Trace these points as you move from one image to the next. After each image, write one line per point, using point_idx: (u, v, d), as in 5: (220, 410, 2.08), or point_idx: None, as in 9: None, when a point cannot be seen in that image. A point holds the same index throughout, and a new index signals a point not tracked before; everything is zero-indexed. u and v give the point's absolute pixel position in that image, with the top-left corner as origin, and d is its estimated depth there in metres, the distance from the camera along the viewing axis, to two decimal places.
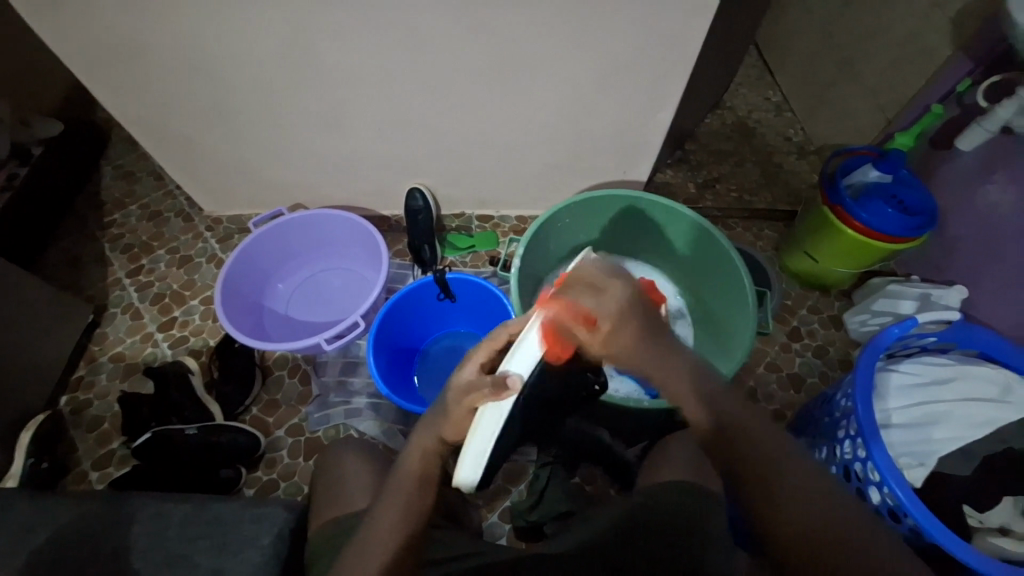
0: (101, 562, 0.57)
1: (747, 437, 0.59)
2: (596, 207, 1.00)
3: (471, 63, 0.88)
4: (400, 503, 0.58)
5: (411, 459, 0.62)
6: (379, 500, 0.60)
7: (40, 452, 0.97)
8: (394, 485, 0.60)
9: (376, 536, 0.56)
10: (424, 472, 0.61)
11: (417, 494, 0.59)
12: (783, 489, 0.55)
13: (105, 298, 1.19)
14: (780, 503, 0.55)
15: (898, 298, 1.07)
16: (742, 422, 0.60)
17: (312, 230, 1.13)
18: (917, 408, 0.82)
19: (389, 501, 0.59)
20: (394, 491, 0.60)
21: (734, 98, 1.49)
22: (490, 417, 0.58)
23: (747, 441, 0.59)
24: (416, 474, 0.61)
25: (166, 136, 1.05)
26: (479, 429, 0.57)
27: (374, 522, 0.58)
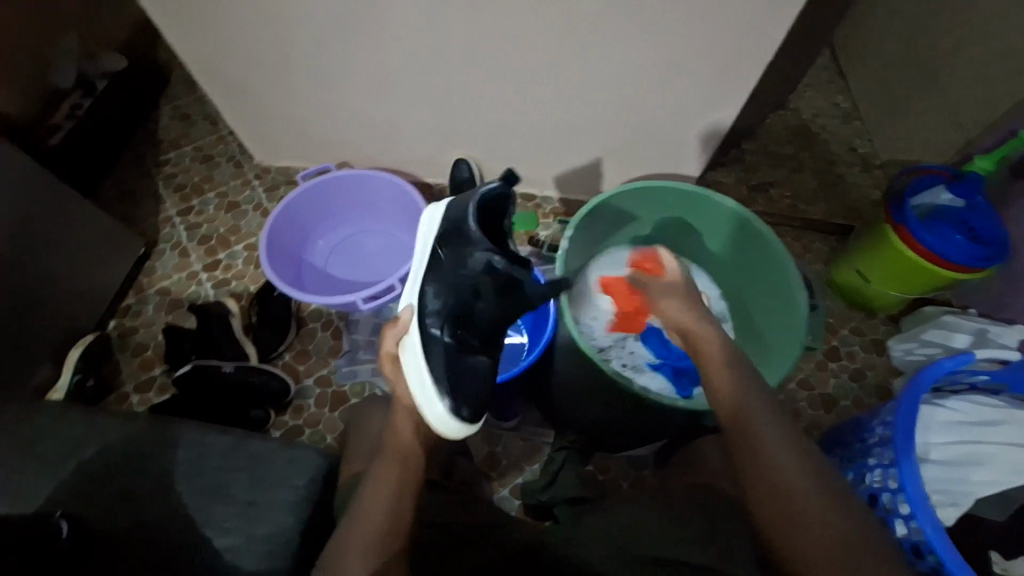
0: (142, 481, 0.60)
1: (767, 458, 0.58)
2: (651, 196, 0.97)
3: (536, 37, 0.85)
4: (393, 475, 0.61)
5: (398, 434, 0.66)
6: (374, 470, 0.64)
7: (87, 370, 1.03)
8: (386, 457, 0.63)
9: (374, 501, 0.59)
10: (411, 443, 0.65)
11: (407, 465, 0.63)
12: (799, 515, 0.55)
13: (155, 233, 1.24)
14: (792, 529, 0.55)
15: (952, 330, 1.02)
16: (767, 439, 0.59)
17: (357, 189, 1.14)
18: (959, 446, 0.79)
19: (383, 470, 0.62)
20: (388, 462, 0.63)
21: (799, 100, 1.41)
22: (410, 358, 0.68)
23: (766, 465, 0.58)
24: (406, 449, 0.65)
25: (225, 82, 1.06)
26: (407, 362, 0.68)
27: (371, 488, 0.60)
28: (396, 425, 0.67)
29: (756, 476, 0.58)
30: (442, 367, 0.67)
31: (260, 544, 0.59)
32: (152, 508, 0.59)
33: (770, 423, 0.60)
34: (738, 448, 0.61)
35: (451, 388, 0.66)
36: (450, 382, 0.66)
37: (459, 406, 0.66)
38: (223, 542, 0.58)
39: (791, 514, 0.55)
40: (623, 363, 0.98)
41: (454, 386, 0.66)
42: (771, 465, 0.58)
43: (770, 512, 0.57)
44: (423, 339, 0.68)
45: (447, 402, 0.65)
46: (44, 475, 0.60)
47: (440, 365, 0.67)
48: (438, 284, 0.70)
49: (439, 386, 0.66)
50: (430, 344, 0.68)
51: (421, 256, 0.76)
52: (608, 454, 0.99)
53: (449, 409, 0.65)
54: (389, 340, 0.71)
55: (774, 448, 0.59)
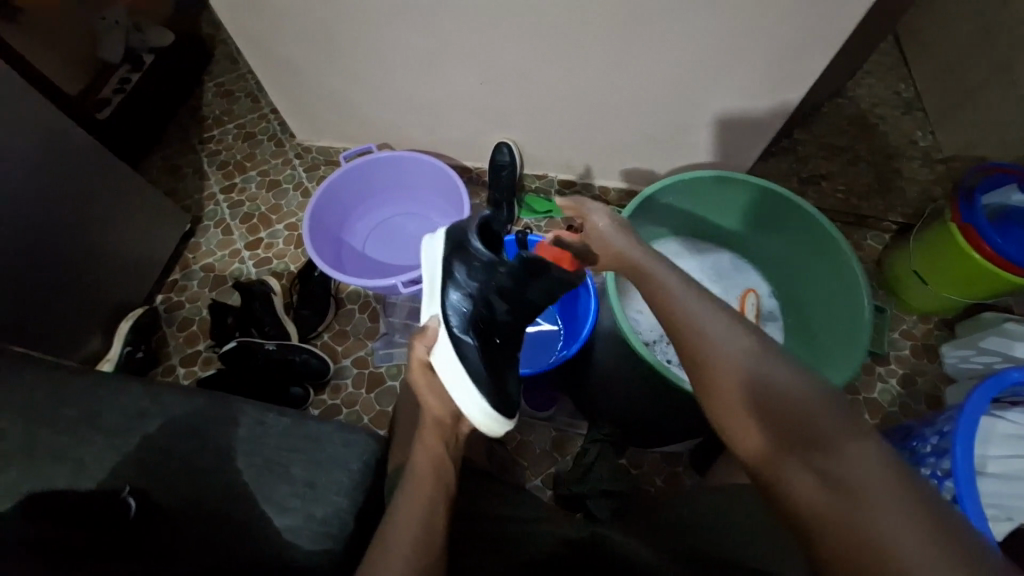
0: (202, 456, 0.62)
1: (797, 470, 0.49)
2: (705, 189, 0.94)
3: (590, 17, 0.82)
4: (427, 493, 0.58)
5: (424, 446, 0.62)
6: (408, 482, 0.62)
7: (137, 341, 1.07)
8: (414, 471, 0.60)
9: (407, 512, 0.56)
10: (442, 454, 0.61)
11: (439, 478, 0.59)
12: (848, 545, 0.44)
13: (200, 210, 1.26)
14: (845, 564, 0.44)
15: (1015, 338, 0.95)
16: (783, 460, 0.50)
17: (399, 171, 1.14)
18: (1020, 460, 0.75)
19: (412, 487, 0.58)
20: (415, 474, 0.59)
21: (858, 87, 1.33)
22: (443, 363, 0.65)
23: (794, 495, 0.49)
24: (431, 465, 0.60)
25: (273, 58, 1.06)
26: (442, 367, 0.65)
27: (399, 505, 0.57)
28: (423, 441, 0.63)
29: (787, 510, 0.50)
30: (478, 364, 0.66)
31: (314, 525, 0.60)
32: (212, 483, 0.61)
33: (781, 433, 0.51)
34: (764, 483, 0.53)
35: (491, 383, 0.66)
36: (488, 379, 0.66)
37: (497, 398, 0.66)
38: (280, 521, 0.60)
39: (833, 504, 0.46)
40: (668, 359, 0.97)
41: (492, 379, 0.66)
42: (796, 489, 0.49)
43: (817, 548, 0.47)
44: (454, 344, 0.67)
45: (488, 398, 0.64)
46: (109, 445, 0.63)
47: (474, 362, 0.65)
48: (460, 292, 0.70)
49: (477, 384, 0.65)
50: (461, 346, 0.67)
51: (430, 277, 0.75)
52: (642, 449, 0.98)
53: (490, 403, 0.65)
54: (419, 348, 0.68)
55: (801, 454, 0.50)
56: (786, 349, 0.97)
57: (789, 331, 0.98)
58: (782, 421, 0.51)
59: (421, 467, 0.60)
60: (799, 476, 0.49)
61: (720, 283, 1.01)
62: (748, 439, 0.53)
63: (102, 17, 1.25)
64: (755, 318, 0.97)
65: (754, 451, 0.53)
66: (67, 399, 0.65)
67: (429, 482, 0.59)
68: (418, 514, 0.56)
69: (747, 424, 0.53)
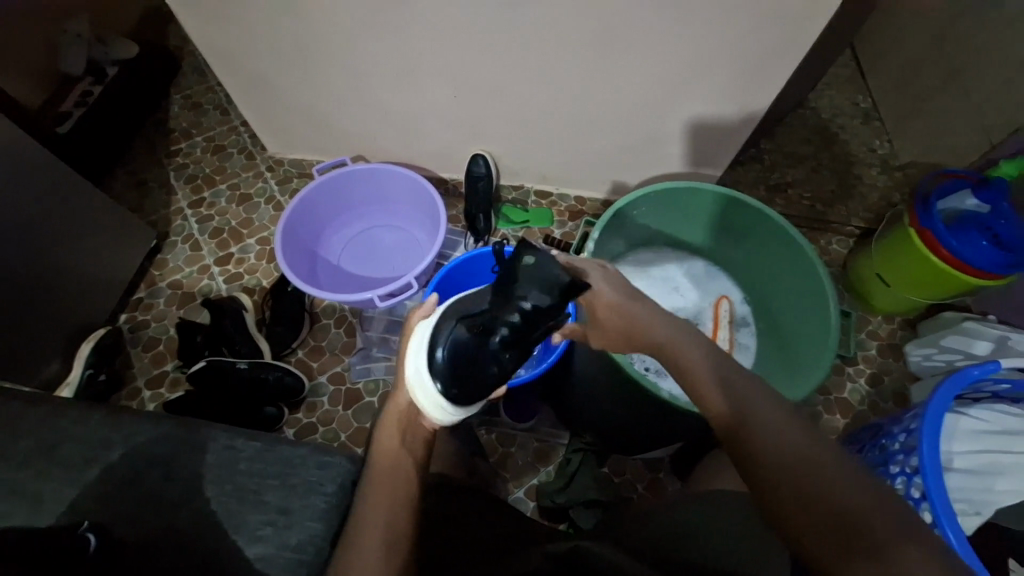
0: (169, 484, 0.60)
1: (769, 439, 0.50)
2: (676, 199, 0.96)
3: (561, 30, 0.83)
4: (384, 507, 0.53)
5: (385, 445, 0.57)
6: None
7: (99, 364, 1.02)
8: (375, 476, 0.55)
9: (366, 525, 0.52)
10: (399, 452, 0.56)
11: (397, 486, 0.54)
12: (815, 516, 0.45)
13: (167, 225, 1.22)
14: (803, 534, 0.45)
15: (974, 336, 0.99)
16: (756, 431, 0.51)
17: (374, 184, 1.13)
18: (983, 455, 0.77)
19: (373, 494, 0.54)
20: (376, 481, 0.55)
21: (819, 99, 1.39)
22: (421, 329, 0.57)
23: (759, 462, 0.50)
24: (389, 469, 0.55)
25: (242, 71, 1.04)
26: (416, 337, 0.56)
27: (362, 517, 0.53)
28: (381, 440, 0.57)
29: (751, 478, 0.50)
30: (456, 357, 0.51)
31: (290, 552, 0.58)
32: (181, 513, 0.59)
33: (755, 411, 0.53)
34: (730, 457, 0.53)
35: (449, 375, 0.51)
36: (450, 371, 0.51)
37: (449, 384, 0.51)
38: (254, 550, 0.58)
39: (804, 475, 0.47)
40: (646, 367, 0.99)
41: (456, 379, 0.51)
42: (767, 457, 0.49)
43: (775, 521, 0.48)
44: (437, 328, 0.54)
45: (439, 388, 0.51)
46: (69, 477, 0.59)
47: (455, 352, 0.50)
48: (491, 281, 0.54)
49: (434, 361, 0.52)
50: (439, 335, 0.53)
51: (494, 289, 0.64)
52: (624, 457, 0.99)
53: (441, 390, 0.52)
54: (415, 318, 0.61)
55: (774, 427, 0.51)
56: (759, 354, 0.99)
57: (761, 336, 1.00)
58: (756, 402, 0.53)
59: (380, 473, 0.55)
60: (769, 447, 0.50)
61: (694, 290, 1.03)
62: (720, 409, 0.54)
63: (63, 28, 1.21)
64: (727, 325, 1.00)
65: (724, 419, 0.54)
66: (23, 429, 0.61)
67: (387, 491, 0.54)
68: (378, 526, 0.51)
69: (722, 397, 0.55)
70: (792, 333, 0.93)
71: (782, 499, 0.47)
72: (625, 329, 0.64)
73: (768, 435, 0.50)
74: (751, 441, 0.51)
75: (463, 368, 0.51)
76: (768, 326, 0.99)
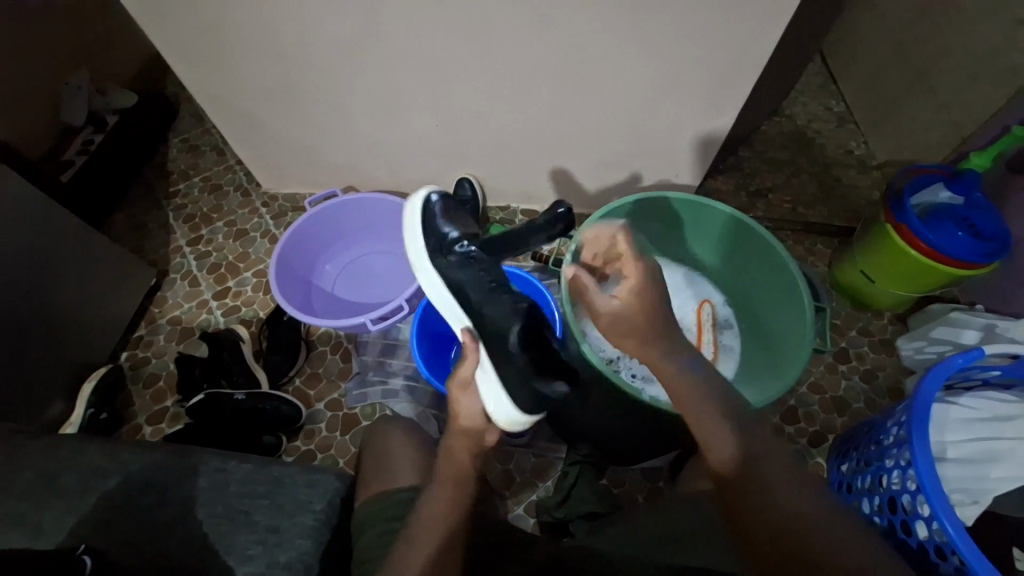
0: (162, 510, 0.61)
1: (779, 484, 0.56)
2: (650, 209, 0.98)
3: (530, 57, 0.88)
4: (444, 498, 0.62)
5: (452, 459, 0.65)
6: (392, 509, 0.65)
7: (101, 403, 1.04)
8: (440, 477, 0.64)
9: (417, 534, 0.59)
10: (468, 469, 0.64)
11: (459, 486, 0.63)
12: (808, 558, 0.52)
13: (166, 264, 1.26)
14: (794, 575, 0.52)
15: (961, 327, 1.01)
16: (767, 478, 0.57)
17: (362, 212, 1.16)
18: (975, 443, 0.76)
19: (439, 489, 0.62)
20: (443, 478, 0.63)
21: (793, 105, 1.43)
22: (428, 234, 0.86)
23: (762, 507, 0.55)
24: (454, 471, 0.64)
25: (233, 112, 1.09)
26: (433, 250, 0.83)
27: (414, 536, 0.59)
28: (450, 447, 0.66)
29: (761, 517, 0.55)
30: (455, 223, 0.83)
31: (280, 570, 0.59)
32: (172, 540, 0.59)
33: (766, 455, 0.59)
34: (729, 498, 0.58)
35: (443, 214, 0.83)
36: (447, 212, 0.84)
37: (433, 202, 0.84)
38: (244, 569, 0.58)
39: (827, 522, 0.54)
40: (633, 374, 1.00)
41: (442, 221, 0.83)
42: (776, 502, 0.55)
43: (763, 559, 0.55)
44: (458, 217, 0.84)
45: (432, 198, 0.84)
46: (67, 508, 0.60)
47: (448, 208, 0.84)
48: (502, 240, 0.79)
49: (432, 200, 0.84)
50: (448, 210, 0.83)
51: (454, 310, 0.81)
52: (622, 468, 0.99)
53: (427, 197, 0.84)
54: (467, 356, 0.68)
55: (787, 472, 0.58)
56: (744, 356, 1.00)
57: (745, 336, 1.02)
58: (764, 451, 0.59)
59: (448, 470, 0.64)
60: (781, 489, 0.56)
61: (677, 296, 1.05)
62: (726, 451, 0.59)
63: (64, 82, 1.27)
64: (710, 328, 1.02)
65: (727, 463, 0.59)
66: (22, 463, 0.63)
67: (451, 489, 0.62)
68: (436, 521, 0.60)
69: (731, 440, 0.60)
70: (773, 331, 0.95)
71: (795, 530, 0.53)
72: (636, 329, 0.63)
73: (779, 486, 0.56)
74: (758, 486, 0.57)
75: (443, 209, 0.83)
76: (750, 325, 1.01)
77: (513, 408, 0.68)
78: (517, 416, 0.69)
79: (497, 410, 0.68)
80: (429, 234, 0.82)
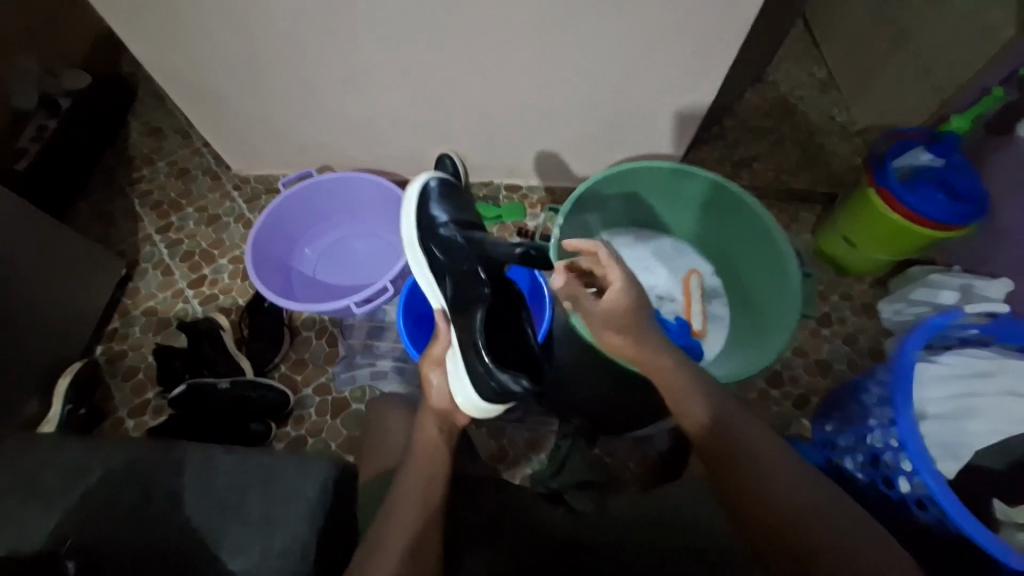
0: (147, 504, 0.59)
1: (757, 457, 0.60)
2: (634, 177, 0.96)
3: (507, 22, 0.83)
4: (421, 473, 0.64)
5: (425, 436, 0.68)
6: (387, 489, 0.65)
7: (78, 399, 1.01)
8: (415, 454, 0.67)
9: (398, 517, 0.60)
10: (437, 442, 0.67)
11: (433, 461, 0.65)
12: (792, 521, 0.55)
13: (136, 253, 1.21)
14: (790, 534, 0.55)
15: (939, 288, 1.04)
16: (750, 449, 0.60)
17: (340, 192, 1.12)
18: (952, 400, 0.78)
19: (416, 466, 0.65)
20: (418, 453, 0.67)
21: (776, 72, 1.42)
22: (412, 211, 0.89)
23: (746, 472, 0.59)
24: (429, 453, 0.67)
25: (196, 90, 1.03)
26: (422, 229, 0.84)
27: (394, 518, 0.60)
28: (422, 426, 0.70)
29: (750, 483, 0.59)
30: (449, 207, 0.85)
31: (274, 556, 0.58)
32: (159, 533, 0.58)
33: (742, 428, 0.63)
34: (710, 470, 0.62)
35: (440, 198, 0.86)
36: (443, 196, 0.86)
37: (432, 182, 0.87)
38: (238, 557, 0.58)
39: (805, 501, 0.57)
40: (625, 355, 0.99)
41: (436, 204, 0.85)
42: (760, 472, 0.59)
43: (754, 523, 0.57)
44: (453, 202, 0.86)
45: (433, 179, 0.87)
46: (46, 509, 0.58)
47: (445, 192, 0.87)
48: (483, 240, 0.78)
49: (432, 181, 0.87)
50: (448, 194, 0.87)
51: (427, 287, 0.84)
52: (614, 437, 1.01)
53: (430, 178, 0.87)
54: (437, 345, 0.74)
55: (765, 447, 0.61)
56: (731, 324, 1.01)
57: (733, 304, 1.02)
58: (743, 422, 0.63)
59: (421, 447, 0.67)
60: (762, 454, 0.60)
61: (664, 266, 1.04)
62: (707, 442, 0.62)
63: (9, 63, 1.18)
64: (698, 297, 1.01)
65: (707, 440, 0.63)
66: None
67: (427, 464, 0.65)
68: (414, 505, 0.61)
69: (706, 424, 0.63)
70: (758, 298, 0.97)
71: (786, 502, 0.56)
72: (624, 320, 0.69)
73: (758, 450, 0.60)
74: (741, 456, 0.60)
75: (440, 192, 0.86)
76: (737, 294, 1.02)
77: (473, 393, 0.67)
78: (480, 405, 0.67)
79: (458, 393, 0.68)
80: (421, 211, 0.85)
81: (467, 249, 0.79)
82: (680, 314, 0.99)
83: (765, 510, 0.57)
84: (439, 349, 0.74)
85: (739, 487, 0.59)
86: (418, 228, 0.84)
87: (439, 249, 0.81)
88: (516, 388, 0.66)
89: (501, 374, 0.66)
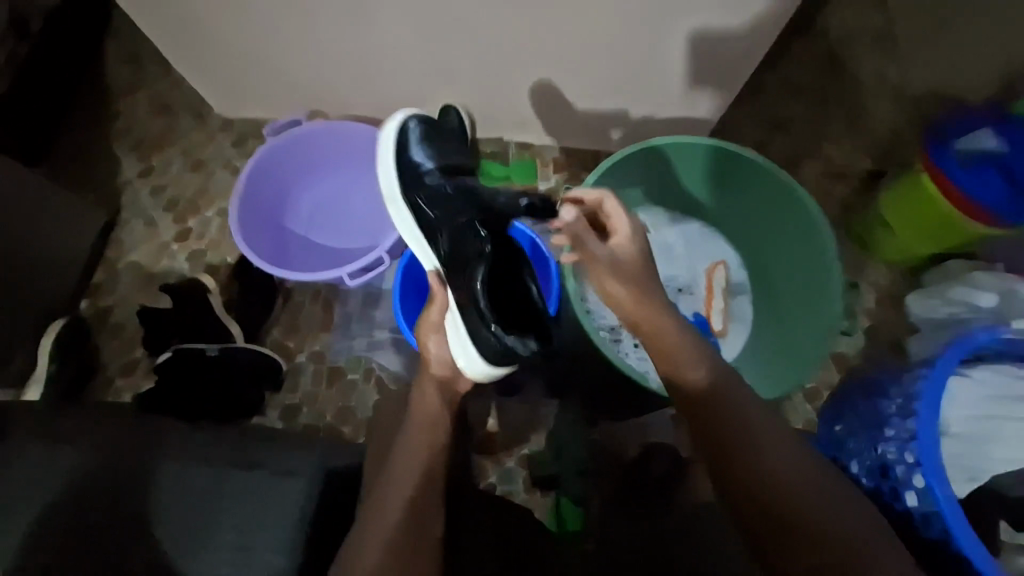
0: None
1: (761, 450, 0.58)
2: (671, 153, 0.88)
3: None
4: (419, 447, 0.66)
5: (425, 403, 0.71)
6: (378, 489, 0.63)
7: (64, 357, 0.97)
8: (414, 422, 0.69)
9: (390, 495, 0.61)
10: (438, 412, 0.70)
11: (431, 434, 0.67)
12: (789, 516, 0.54)
13: (117, 200, 1.13)
14: (779, 523, 0.54)
15: (978, 288, 0.94)
16: (755, 444, 0.57)
17: (333, 144, 1.03)
18: (982, 421, 0.74)
19: (416, 434, 0.67)
20: (418, 423, 0.68)
21: (831, 19, 1.24)
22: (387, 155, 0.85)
23: (746, 464, 0.57)
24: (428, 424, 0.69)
25: (165, 16, 0.89)
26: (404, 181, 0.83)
27: (385, 497, 0.61)
28: (422, 392, 0.72)
29: (746, 474, 0.57)
30: (432, 152, 0.84)
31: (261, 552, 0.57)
32: None
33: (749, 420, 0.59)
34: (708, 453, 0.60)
35: (420, 142, 0.84)
36: (425, 139, 0.84)
37: (411, 123, 0.85)
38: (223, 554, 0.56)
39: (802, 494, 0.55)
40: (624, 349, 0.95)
41: (418, 148, 0.84)
42: (762, 462, 0.56)
43: (746, 512, 0.56)
44: (434, 146, 0.84)
45: (411, 121, 0.84)
46: None
47: (426, 136, 0.85)
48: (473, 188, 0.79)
49: (410, 123, 0.84)
50: (427, 138, 0.85)
51: (416, 243, 0.83)
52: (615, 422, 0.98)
53: (407, 119, 0.84)
54: (433, 309, 0.75)
55: (769, 443, 0.59)
56: (755, 326, 0.95)
57: (758, 303, 0.96)
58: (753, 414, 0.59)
59: (418, 418, 0.69)
60: (764, 446, 0.58)
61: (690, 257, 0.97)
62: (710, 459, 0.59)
63: None
64: (721, 293, 0.96)
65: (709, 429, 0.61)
66: None
67: (425, 435, 0.67)
68: (408, 479, 0.62)
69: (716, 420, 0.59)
70: (785, 297, 0.91)
71: (775, 489, 0.55)
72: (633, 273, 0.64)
73: (763, 443, 0.58)
74: (743, 445, 0.58)
75: (420, 135, 0.84)
76: (762, 292, 0.95)
77: (477, 357, 0.71)
78: (487, 367, 0.72)
79: (464, 360, 0.72)
80: (404, 160, 0.83)
81: (460, 200, 0.78)
82: (700, 312, 0.95)
83: (760, 503, 0.55)
84: (435, 313, 0.75)
85: (734, 477, 0.57)
86: (403, 179, 0.83)
87: (429, 202, 0.81)
88: (524, 350, 0.72)
89: (510, 338, 0.71)
